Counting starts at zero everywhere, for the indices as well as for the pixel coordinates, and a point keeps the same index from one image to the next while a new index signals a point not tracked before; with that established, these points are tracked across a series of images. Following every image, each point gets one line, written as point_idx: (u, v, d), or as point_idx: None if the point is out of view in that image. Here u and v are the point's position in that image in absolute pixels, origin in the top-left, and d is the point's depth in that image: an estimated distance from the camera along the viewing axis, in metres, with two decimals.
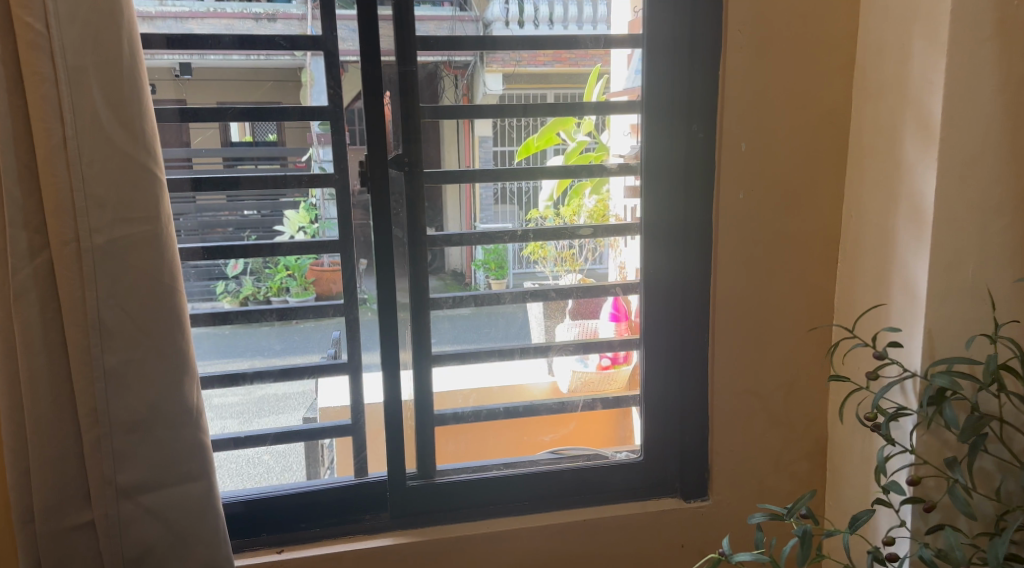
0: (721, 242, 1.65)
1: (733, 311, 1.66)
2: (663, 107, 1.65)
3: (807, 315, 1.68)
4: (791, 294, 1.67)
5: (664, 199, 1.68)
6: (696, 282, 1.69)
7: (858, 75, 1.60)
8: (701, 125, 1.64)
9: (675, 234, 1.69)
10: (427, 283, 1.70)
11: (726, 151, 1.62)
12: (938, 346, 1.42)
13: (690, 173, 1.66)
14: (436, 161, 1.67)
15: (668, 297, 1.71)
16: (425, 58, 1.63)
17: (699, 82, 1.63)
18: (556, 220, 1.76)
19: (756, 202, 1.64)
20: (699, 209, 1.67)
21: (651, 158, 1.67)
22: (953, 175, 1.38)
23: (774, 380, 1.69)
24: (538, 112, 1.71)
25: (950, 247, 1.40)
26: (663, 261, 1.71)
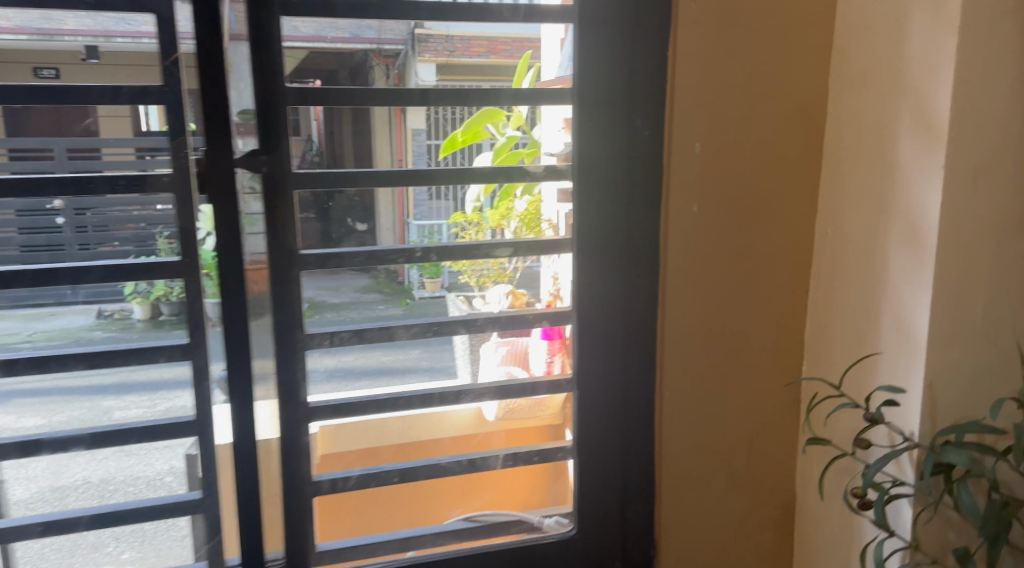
0: (670, 264, 1.33)
1: (683, 350, 1.36)
2: (599, 95, 1.32)
3: (773, 355, 1.38)
4: (753, 329, 1.37)
5: (601, 210, 1.35)
6: (640, 313, 1.37)
7: (838, 59, 1.29)
8: (648, 118, 1.31)
9: (615, 253, 1.37)
10: (291, 317, 1.31)
11: (674, 153, 1.30)
12: (940, 403, 1.13)
13: (632, 178, 1.34)
14: (366, 159, 1.31)
15: (606, 330, 1.39)
16: (345, 43, 1.28)
17: (642, 66, 1.30)
18: (480, 230, 1.37)
19: (711, 216, 1.33)
20: (643, 222, 1.34)
21: (585, 160, 1.33)
22: (960, 188, 1.09)
23: (732, 434, 1.39)
24: (443, 96, 1.30)
25: (955, 278, 1.11)
26: (600, 288, 1.38)
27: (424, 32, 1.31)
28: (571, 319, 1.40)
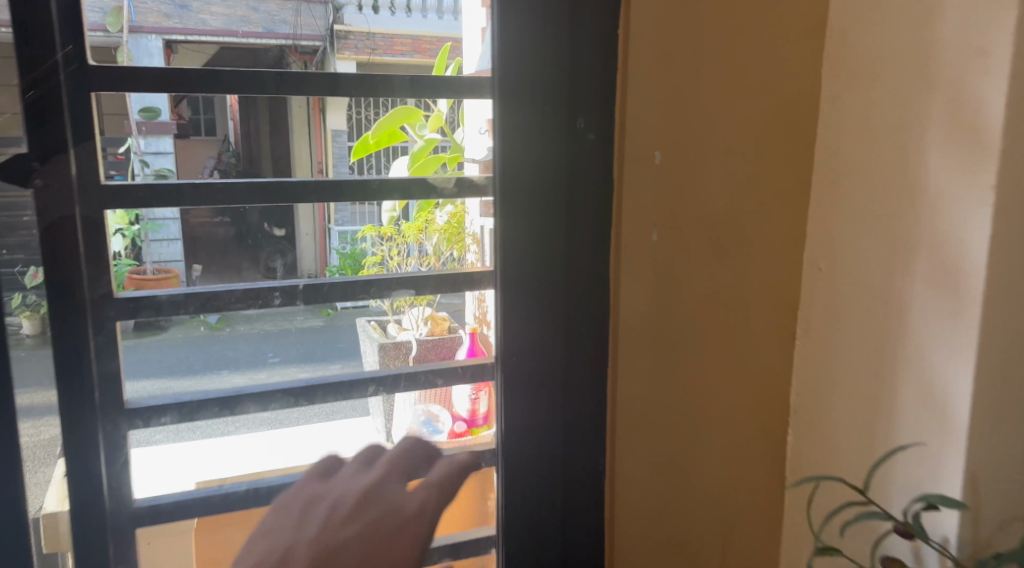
0: (622, 305, 1.05)
1: (642, 415, 1.07)
2: (530, 85, 1.00)
3: (750, 424, 1.08)
4: (728, 390, 1.07)
5: (531, 236, 1.03)
6: (585, 369, 1.07)
7: (838, 43, 0.99)
8: (592, 118, 1.02)
9: (552, 293, 1.05)
10: (93, 395, 0.93)
11: (626, 164, 1.02)
12: (987, 501, 0.84)
13: (574, 195, 1.03)
14: (285, 166, 0.99)
15: (543, 392, 1.07)
16: (261, 40, 0.96)
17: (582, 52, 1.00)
18: (394, 247, 1.05)
19: (676, 247, 1.03)
20: (589, 252, 1.04)
21: (510, 172, 1.01)
22: (1017, 215, 0.81)
23: (706, 520, 1.10)
24: (315, 86, 0.97)
25: (1008, 336, 0.83)
26: (531, 337, 1.06)
27: (345, 29, 0.99)
28: (495, 375, 1.07)
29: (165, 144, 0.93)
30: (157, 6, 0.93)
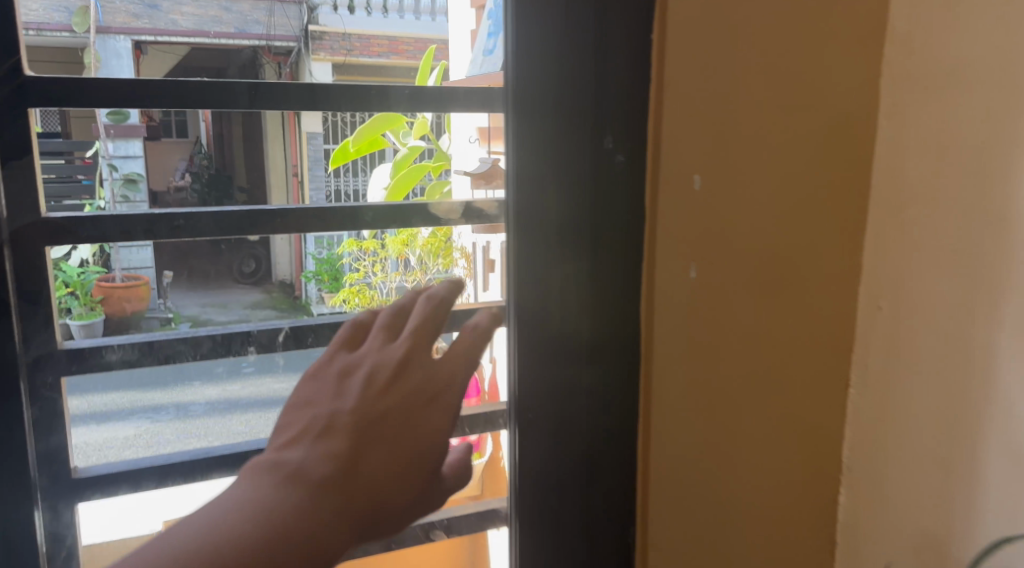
0: (657, 359, 0.90)
1: (674, 479, 0.93)
2: (562, 108, 0.84)
3: (800, 472, 0.96)
4: (769, 439, 0.94)
5: (556, 279, 0.88)
6: (610, 429, 0.92)
7: (901, 50, 0.87)
8: (622, 140, 0.86)
9: (579, 344, 0.90)
10: (32, 475, 0.80)
11: (663, 193, 0.87)
12: None
13: (597, 235, 0.87)
14: (260, 193, 0.88)
15: (568, 458, 0.91)
16: (233, 40, 0.89)
17: (616, 70, 0.84)
18: (377, 262, 0.94)
19: (712, 284, 0.89)
20: (616, 303, 0.89)
21: (534, 210, 0.86)
22: None
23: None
24: (290, 99, 0.86)
25: None
26: (547, 396, 0.90)
27: (321, 30, 0.93)
28: (509, 431, 0.91)
29: (135, 148, 0.90)
30: (126, 9, 0.91)
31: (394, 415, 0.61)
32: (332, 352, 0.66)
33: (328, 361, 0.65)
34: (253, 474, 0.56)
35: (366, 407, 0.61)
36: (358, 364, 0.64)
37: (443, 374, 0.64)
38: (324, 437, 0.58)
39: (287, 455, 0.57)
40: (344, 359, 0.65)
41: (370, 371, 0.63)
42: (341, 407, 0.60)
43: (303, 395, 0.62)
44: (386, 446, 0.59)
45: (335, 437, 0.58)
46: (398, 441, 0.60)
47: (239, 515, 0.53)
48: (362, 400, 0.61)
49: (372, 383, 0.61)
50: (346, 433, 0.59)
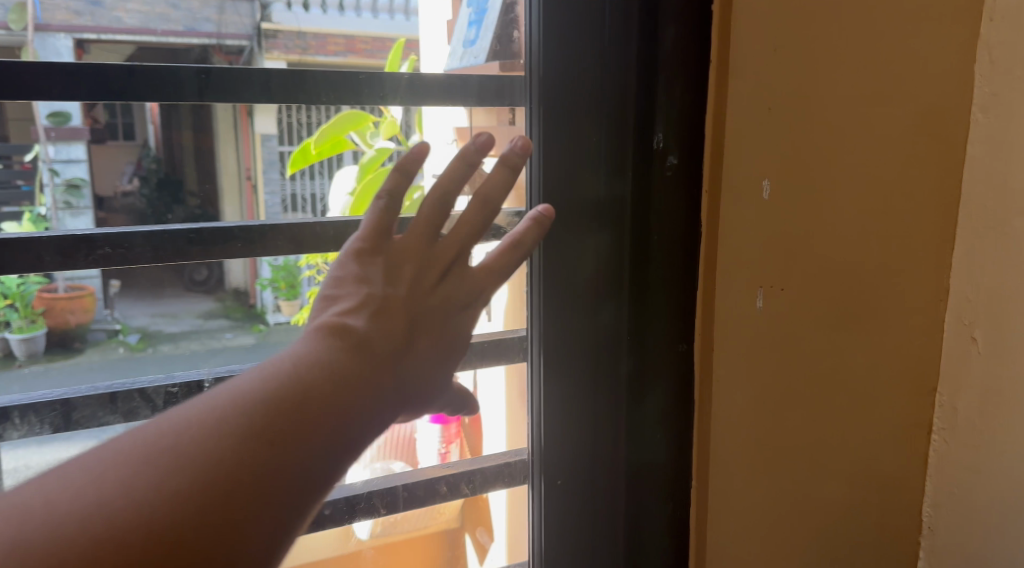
0: (715, 415, 0.72)
1: (741, 543, 0.75)
2: (601, 110, 0.68)
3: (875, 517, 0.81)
4: (838, 489, 0.79)
5: (589, 315, 0.72)
6: (654, 498, 0.74)
7: (1000, 34, 0.73)
8: (676, 143, 0.67)
9: (616, 393, 0.73)
10: None
11: (725, 208, 0.68)
12: None
13: (641, 263, 0.70)
14: (213, 206, 0.70)
15: (601, 525, 0.76)
16: (182, 40, 0.67)
17: (671, 55, 0.66)
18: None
19: (783, 321, 0.72)
20: (664, 345, 0.71)
21: (565, 232, 0.69)
22: None
23: None
24: (254, 82, 0.68)
25: None
26: (575, 452, 0.74)
27: (272, 28, 0.70)
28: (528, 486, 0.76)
29: (76, 149, 0.67)
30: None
31: (444, 313, 0.59)
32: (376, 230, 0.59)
33: (368, 246, 0.58)
34: (317, 335, 0.52)
35: (418, 297, 0.58)
36: (403, 259, 0.58)
37: (483, 282, 0.61)
38: (383, 317, 0.55)
39: (351, 323, 0.54)
40: (386, 248, 0.59)
41: (421, 261, 0.59)
42: (394, 291, 0.57)
43: (349, 273, 0.57)
44: (437, 331, 0.59)
45: (393, 317, 0.56)
46: (439, 334, 0.59)
47: (314, 377, 0.50)
48: (415, 291, 0.58)
49: (426, 274, 0.59)
50: (404, 312, 0.56)
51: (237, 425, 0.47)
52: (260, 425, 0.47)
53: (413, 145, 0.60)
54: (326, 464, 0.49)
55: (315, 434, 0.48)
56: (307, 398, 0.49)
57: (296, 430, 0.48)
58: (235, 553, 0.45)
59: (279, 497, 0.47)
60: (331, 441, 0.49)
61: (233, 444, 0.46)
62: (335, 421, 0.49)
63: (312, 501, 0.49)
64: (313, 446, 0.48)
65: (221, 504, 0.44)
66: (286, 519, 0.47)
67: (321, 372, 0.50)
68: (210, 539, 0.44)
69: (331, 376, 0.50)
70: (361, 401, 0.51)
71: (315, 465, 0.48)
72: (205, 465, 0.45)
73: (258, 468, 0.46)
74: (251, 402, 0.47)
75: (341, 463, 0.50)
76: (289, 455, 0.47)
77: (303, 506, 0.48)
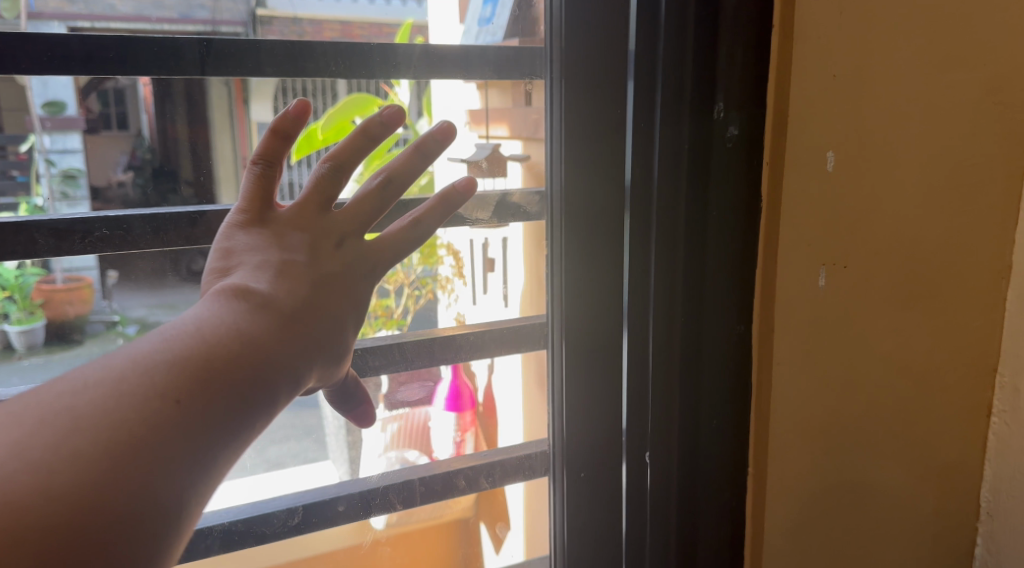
0: (773, 400, 0.68)
1: (802, 527, 0.72)
2: (653, 79, 0.63)
3: (937, 496, 0.79)
4: (899, 470, 0.76)
5: (641, 300, 0.67)
6: (710, 489, 0.70)
7: None
8: (736, 112, 0.64)
9: (670, 383, 0.68)
10: None
11: (788, 184, 0.65)
12: None
13: (695, 239, 0.66)
14: (210, 190, 0.66)
15: (653, 524, 0.70)
16: (177, 27, 0.63)
17: (733, 18, 0.62)
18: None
19: (846, 300, 0.69)
20: (724, 326, 0.67)
21: (595, 210, 0.66)
22: None
23: None
24: (259, 52, 0.64)
25: None
26: (622, 442, 0.70)
27: (268, 13, 0.65)
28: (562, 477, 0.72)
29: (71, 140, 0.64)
30: None
31: (351, 280, 0.56)
32: (269, 196, 0.56)
33: (254, 216, 0.55)
34: (217, 299, 0.49)
35: (320, 263, 0.54)
36: (282, 229, 0.55)
37: (376, 256, 0.58)
38: (285, 279, 0.52)
39: (253, 286, 0.50)
40: (274, 216, 0.55)
41: (312, 232, 0.55)
42: (295, 256, 0.53)
43: (239, 242, 0.54)
44: (344, 297, 0.55)
45: (296, 281, 0.52)
46: (346, 301, 0.55)
47: (220, 342, 0.46)
48: (315, 257, 0.54)
49: (321, 238, 0.55)
50: (308, 275, 0.53)
51: (139, 386, 0.43)
52: (162, 388, 0.43)
53: (292, 104, 0.56)
54: (230, 433, 0.45)
55: (220, 396, 0.45)
56: (212, 357, 0.45)
57: (201, 391, 0.44)
58: (134, 530, 0.40)
59: (183, 465, 0.42)
60: (235, 405, 0.45)
61: (137, 406, 0.42)
62: (238, 386, 0.46)
63: (214, 472, 0.45)
64: (223, 405, 0.45)
65: (128, 472, 0.41)
66: (193, 490, 0.43)
67: (228, 334, 0.46)
68: (128, 497, 0.40)
69: (237, 338, 0.47)
70: (265, 367, 0.47)
71: (218, 432, 0.44)
72: (107, 431, 0.41)
73: (168, 429, 0.42)
74: (153, 363, 0.44)
75: (243, 435, 0.46)
76: (193, 419, 0.43)
77: (209, 475, 0.44)
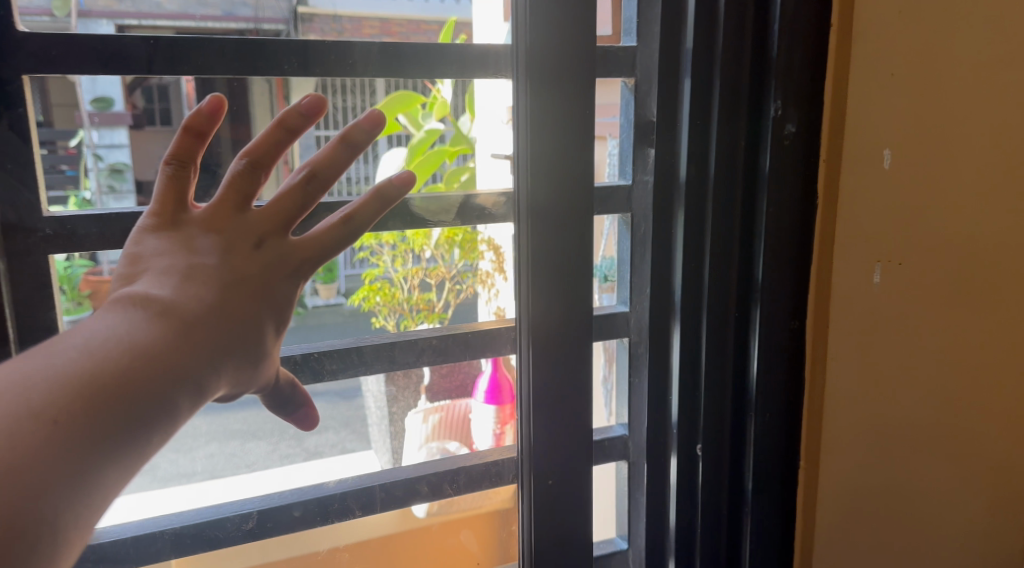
0: (830, 392, 0.69)
1: (852, 515, 0.72)
2: (710, 78, 0.64)
3: (992, 493, 0.77)
4: (947, 465, 0.75)
5: (694, 299, 0.68)
6: (767, 481, 0.70)
7: None
8: (793, 109, 0.65)
9: (723, 375, 0.69)
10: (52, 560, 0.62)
11: (846, 181, 0.66)
12: None
13: (750, 237, 0.67)
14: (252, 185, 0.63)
15: (706, 512, 0.71)
16: (220, 24, 0.63)
17: (790, 20, 0.63)
18: (398, 255, 0.73)
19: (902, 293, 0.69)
20: (779, 321, 0.68)
21: (554, 213, 0.68)
22: None
23: None
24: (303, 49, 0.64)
25: None
26: (672, 437, 0.71)
27: (309, 11, 0.65)
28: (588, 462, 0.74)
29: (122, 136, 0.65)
30: None
31: (271, 283, 0.51)
32: (183, 197, 0.51)
33: (165, 220, 0.50)
34: (112, 307, 0.45)
35: (234, 265, 0.49)
36: (193, 229, 0.50)
37: (304, 253, 0.53)
38: (191, 283, 0.47)
39: (153, 292, 0.46)
40: (187, 218, 0.50)
41: (228, 233, 0.50)
42: (207, 257, 0.49)
43: (150, 247, 0.49)
44: (262, 300, 0.50)
45: (202, 285, 0.47)
46: (266, 305, 0.50)
47: (109, 359, 0.43)
48: (230, 258, 0.49)
49: (239, 237, 0.50)
50: (217, 278, 0.48)
51: (11, 407, 0.40)
52: (37, 406, 0.40)
53: (205, 100, 0.51)
54: (114, 456, 0.42)
55: (99, 418, 0.41)
56: (97, 375, 0.42)
57: (82, 412, 0.41)
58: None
59: (63, 488, 0.40)
60: (120, 426, 0.42)
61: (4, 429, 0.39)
62: (121, 404, 0.42)
63: (100, 496, 0.42)
64: (102, 427, 0.41)
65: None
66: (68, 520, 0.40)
67: (118, 347, 0.43)
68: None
69: (127, 352, 0.43)
70: (155, 386, 0.43)
71: (98, 456, 0.41)
72: None
73: (39, 455, 0.39)
74: (33, 380, 0.41)
75: (135, 450, 0.43)
76: (69, 444, 0.40)
77: (92, 500, 0.41)
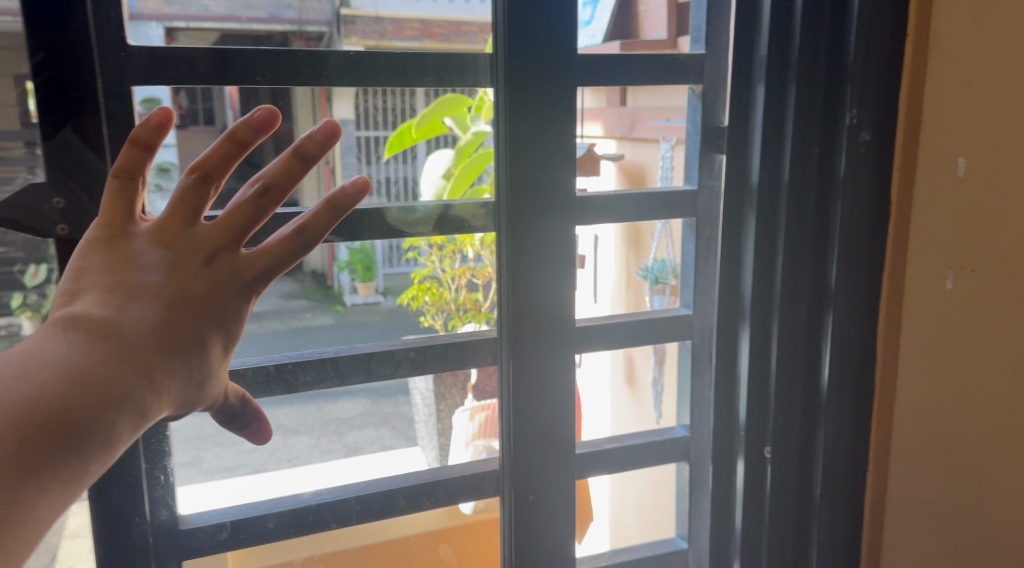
0: (897, 404, 0.68)
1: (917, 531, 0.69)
2: (785, 83, 0.65)
3: None
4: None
5: (764, 300, 0.68)
6: (831, 485, 0.69)
7: None
8: (868, 116, 0.64)
9: (793, 378, 0.69)
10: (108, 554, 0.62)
11: (919, 189, 0.65)
12: None
13: (821, 241, 0.67)
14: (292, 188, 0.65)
15: (772, 514, 0.70)
16: (266, 27, 0.62)
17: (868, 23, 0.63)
18: (445, 256, 0.80)
19: (980, 305, 0.65)
20: (850, 326, 0.67)
21: (534, 215, 0.67)
22: None
23: None
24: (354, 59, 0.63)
25: None
26: (741, 438, 0.70)
27: (351, 14, 0.67)
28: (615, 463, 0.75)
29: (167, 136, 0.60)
30: None
31: (223, 299, 0.45)
32: (133, 207, 0.45)
33: (109, 229, 0.44)
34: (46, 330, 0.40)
35: (182, 280, 0.44)
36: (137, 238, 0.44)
37: (253, 267, 0.46)
38: (133, 303, 0.42)
39: (92, 313, 0.41)
40: (133, 229, 0.45)
41: (177, 245, 0.45)
42: (151, 271, 0.44)
43: (93, 262, 0.43)
44: (211, 320, 0.45)
45: (146, 304, 0.43)
46: (219, 322, 0.45)
47: (45, 386, 0.39)
48: (178, 272, 0.44)
49: (190, 248, 0.45)
50: (162, 297, 0.43)
51: None
52: None
53: (152, 111, 0.44)
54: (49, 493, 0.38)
55: (29, 453, 0.38)
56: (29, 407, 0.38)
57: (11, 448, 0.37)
58: None
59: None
60: (52, 462, 0.38)
61: None
62: (55, 437, 0.38)
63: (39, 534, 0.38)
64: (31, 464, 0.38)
65: None
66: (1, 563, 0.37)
67: (50, 377, 0.39)
68: None
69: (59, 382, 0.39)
70: (93, 416, 0.39)
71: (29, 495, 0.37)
72: None
73: None
74: None
75: (67, 490, 0.39)
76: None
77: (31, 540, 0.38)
